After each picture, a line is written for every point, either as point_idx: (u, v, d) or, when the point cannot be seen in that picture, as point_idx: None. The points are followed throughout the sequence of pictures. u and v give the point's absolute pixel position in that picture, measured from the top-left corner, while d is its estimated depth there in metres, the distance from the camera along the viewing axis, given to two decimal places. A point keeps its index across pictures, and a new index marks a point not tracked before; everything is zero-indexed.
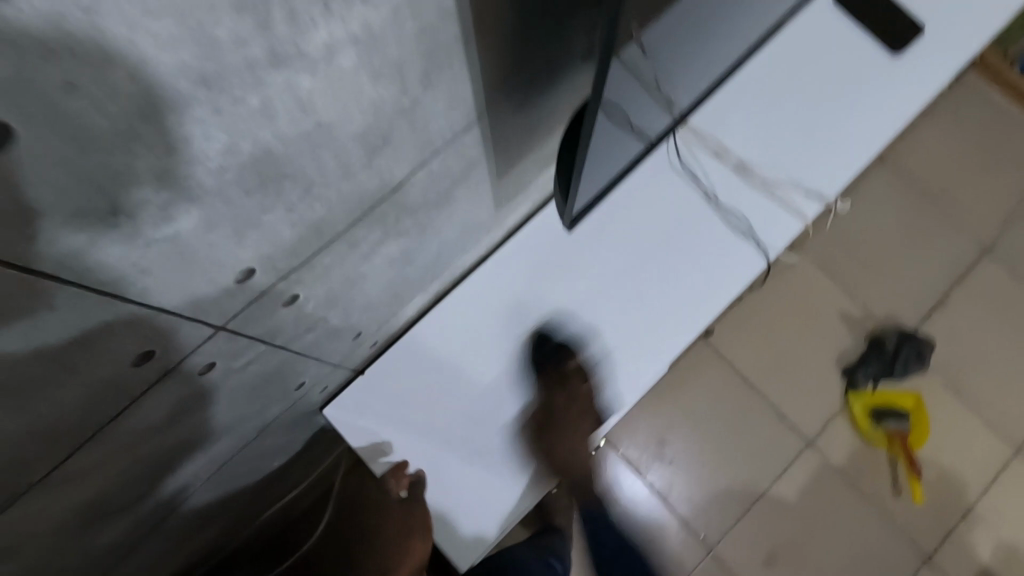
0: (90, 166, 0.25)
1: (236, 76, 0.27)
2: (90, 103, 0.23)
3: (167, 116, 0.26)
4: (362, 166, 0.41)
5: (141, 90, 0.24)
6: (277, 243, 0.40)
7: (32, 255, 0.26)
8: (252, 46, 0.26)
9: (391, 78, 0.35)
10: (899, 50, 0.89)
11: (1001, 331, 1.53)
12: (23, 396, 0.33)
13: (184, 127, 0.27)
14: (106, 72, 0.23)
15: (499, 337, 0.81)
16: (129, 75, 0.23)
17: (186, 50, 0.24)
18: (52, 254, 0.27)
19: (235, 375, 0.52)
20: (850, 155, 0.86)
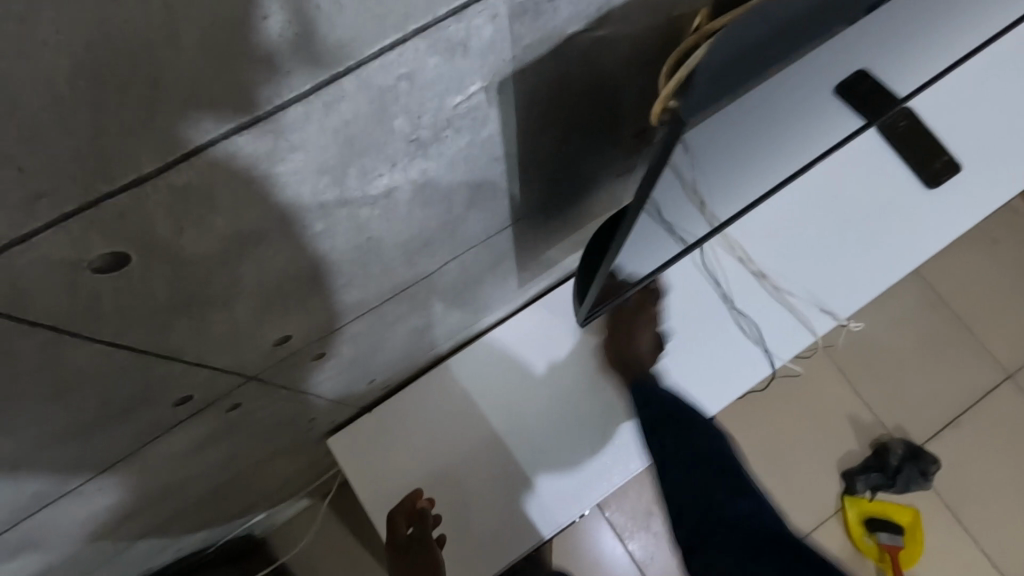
0: (180, 272, 0.31)
1: (308, 212, 0.33)
2: (192, 230, 0.29)
3: (248, 237, 0.32)
4: (400, 264, 0.46)
5: (233, 220, 0.30)
6: (319, 319, 0.46)
7: (121, 329, 0.32)
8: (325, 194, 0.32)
9: (441, 204, 0.41)
10: (933, 184, 0.92)
11: (1012, 462, 1.50)
12: (83, 430, 0.38)
13: (260, 243, 0.33)
14: (212, 209, 0.29)
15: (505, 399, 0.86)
16: (228, 212, 0.29)
17: (272, 197, 0.30)
18: (136, 328, 0.33)
19: (256, 413, 0.57)
20: (868, 278, 0.89)
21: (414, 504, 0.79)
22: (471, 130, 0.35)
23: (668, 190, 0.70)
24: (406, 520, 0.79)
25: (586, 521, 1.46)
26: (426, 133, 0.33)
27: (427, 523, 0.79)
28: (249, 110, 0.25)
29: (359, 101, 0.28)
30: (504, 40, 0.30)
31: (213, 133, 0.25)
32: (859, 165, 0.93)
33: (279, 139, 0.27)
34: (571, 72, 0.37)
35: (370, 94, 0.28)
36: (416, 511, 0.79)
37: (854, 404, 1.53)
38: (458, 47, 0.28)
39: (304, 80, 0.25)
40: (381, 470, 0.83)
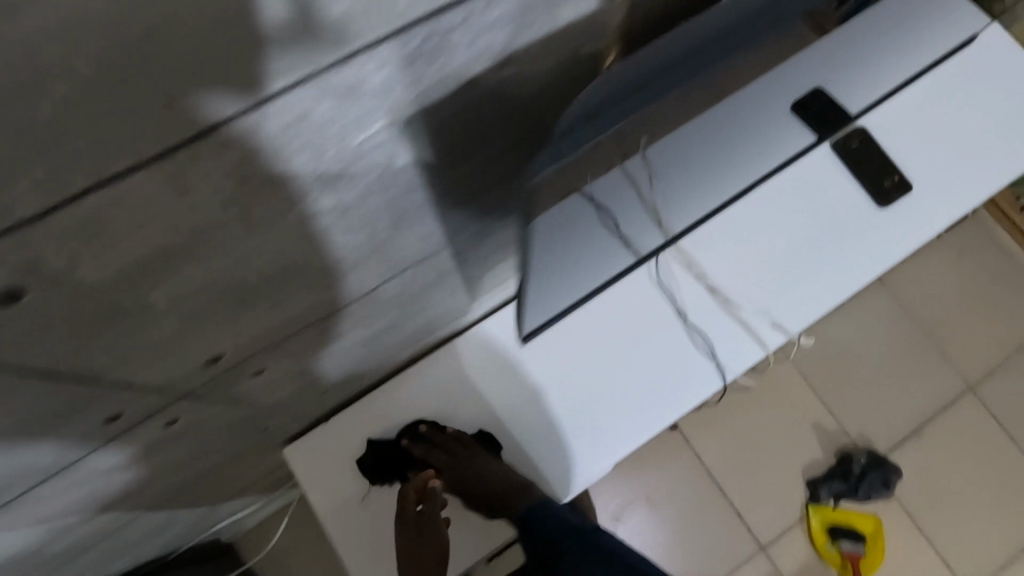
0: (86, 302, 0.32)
1: None
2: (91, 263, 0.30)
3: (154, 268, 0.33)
4: (328, 283, 0.47)
5: None
6: (247, 335, 0.47)
7: (26, 351, 0.33)
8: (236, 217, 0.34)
9: (359, 227, 0.42)
10: (884, 204, 0.94)
11: (973, 472, 1.53)
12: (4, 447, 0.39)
13: None
14: None
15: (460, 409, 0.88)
16: None
17: None
18: (44, 350, 0.34)
19: (197, 425, 0.58)
20: (818, 295, 0.92)
21: (425, 483, 0.77)
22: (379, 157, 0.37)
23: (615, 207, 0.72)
24: (416, 496, 0.78)
25: None
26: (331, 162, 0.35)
27: (438, 499, 0.77)
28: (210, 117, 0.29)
29: None
30: None
31: (179, 135, 0.29)
32: (813, 182, 0.95)
33: None
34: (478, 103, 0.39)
35: None
36: (428, 489, 0.78)
37: (820, 413, 1.56)
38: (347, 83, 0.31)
39: (225, 99, 0.29)
40: (337, 479, 0.84)
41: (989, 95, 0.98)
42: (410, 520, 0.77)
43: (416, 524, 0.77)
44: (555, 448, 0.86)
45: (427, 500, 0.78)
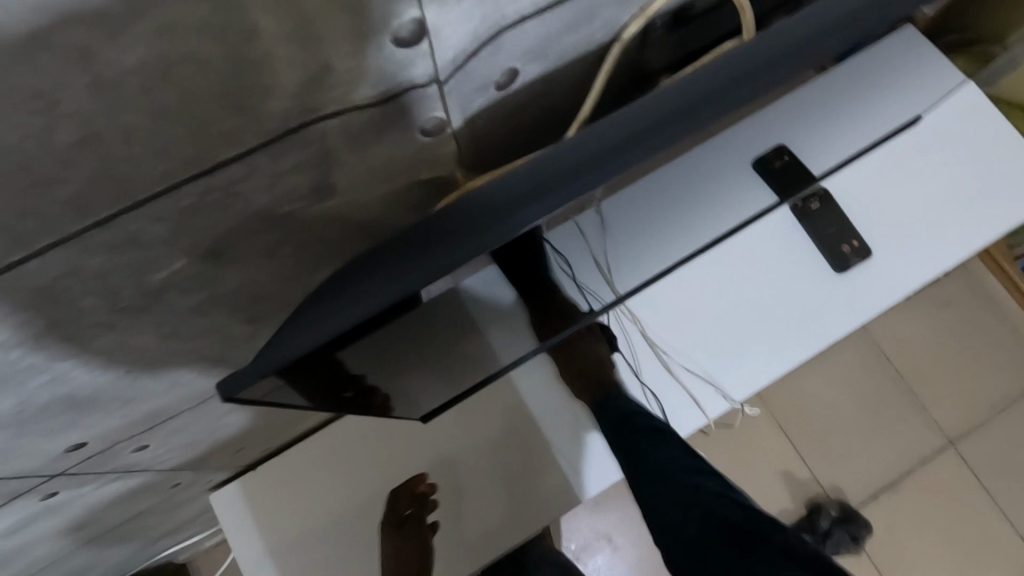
0: None
1: (22, 376, 0.32)
2: None
3: None
4: (195, 377, 0.46)
5: None
6: (109, 426, 0.46)
7: None
8: (37, 362, 0.32)
9: (210, 335, 0.41)
10: (842, 269, 0.91)
11: (949, 531, 1.48)
12: None
13: None
14: None
15: (394, 460, 0.87)
16: None
17: None
18: None
19: (85, 494, 0.57)
20: (769, 363, 0.88)
21: (416, 486, 0.84)
22: (209, 286, 0.36)
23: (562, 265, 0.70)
24: (406, 500, 0.84)
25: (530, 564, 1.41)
26: (146, 298, 0.33)
27: (428, 504, 0.85)
28: None
29: (19, 299, 0.27)
30: (191, 228, 0.30)
31: None
32: (774, 243, 0.92)
33: None
34: (321, 229, 0.37)
35: (28, 292, 0.27)
36: (417, 492, 0.84)
37: (792, 460, 1.52)
38: (132, 243, 0.28)
39: None
40: (265, 529, 0.84)
41: (953, 162, 0.95)
42: (398, 521, 0.83)
43: (406, 526, 0.83)
44: (497, 502, 0.87)
45: (416, 503, 0.84)
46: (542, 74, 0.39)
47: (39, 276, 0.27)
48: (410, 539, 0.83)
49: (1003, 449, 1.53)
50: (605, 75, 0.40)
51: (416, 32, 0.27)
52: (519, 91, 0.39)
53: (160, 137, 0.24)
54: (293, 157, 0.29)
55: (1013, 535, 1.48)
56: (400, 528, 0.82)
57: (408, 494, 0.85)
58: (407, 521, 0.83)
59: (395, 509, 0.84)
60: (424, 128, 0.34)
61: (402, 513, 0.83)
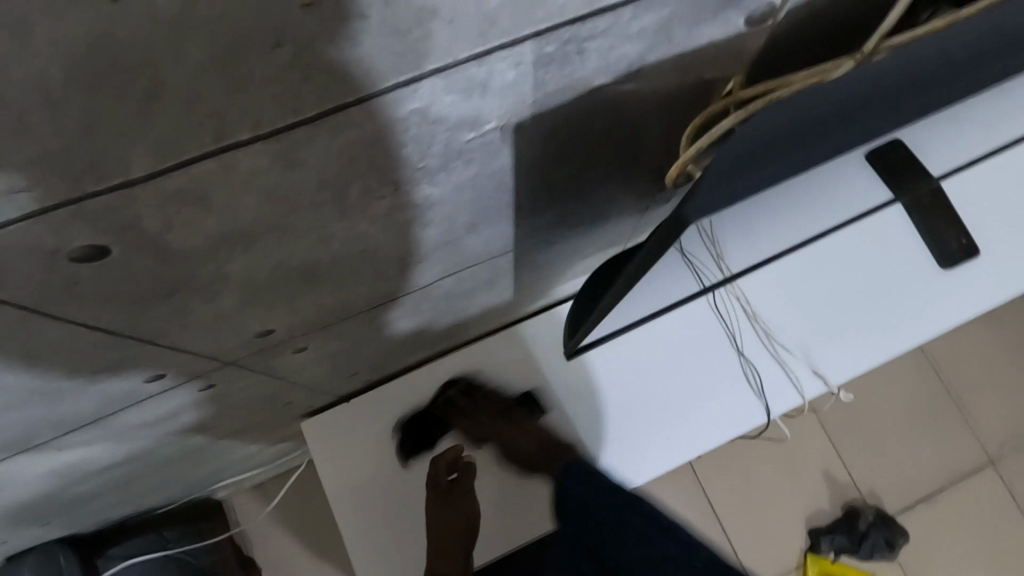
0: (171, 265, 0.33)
1: (302, 220, 0.34)
2: (186, 231, 0.31)
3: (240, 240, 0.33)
4: (392, 275, 0.47)
5: (225, 223, 0.32)
6: (301, 316, 0.46)
7: (81, 310, 0.32)
8: (330, 201, 0.34)
9: (435, 228, 0.43)
10: (947, 267, 0.90)
11: (981, 545, 1.49)
12: (75, 385, 0.40)
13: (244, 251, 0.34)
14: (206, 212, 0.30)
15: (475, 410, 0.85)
16: (221, 215, 0.31)
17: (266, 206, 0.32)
18: (96, 311, 0.33)
19: (227, 392, 0.57)
20: (867, 350, 0.88)
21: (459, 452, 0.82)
22: (480, 165, 0.37)
23: (695, 240, 0.68)
24: (447, 466, 0.81)
25: None
26: (430, 164, 0.35)
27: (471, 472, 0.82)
28: (357, 91, 0.27)
29: (374, 128, 0.30)
30: (526, 85, 0.32)
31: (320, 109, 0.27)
32: (884, 234, 0.91)
33: (281, 156, 0.29)
34: (591, 118, 0.38)
35: (384, 120, 0.30)
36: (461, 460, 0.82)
37: (834, 462, 1.52)
38: (473, 91, 0.30)
39: (392, 73, 0.27)
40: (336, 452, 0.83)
41: None
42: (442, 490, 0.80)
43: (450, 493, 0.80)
44: None
45: (460, 470, 0.82)
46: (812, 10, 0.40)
47: (405, 105, 0.29)
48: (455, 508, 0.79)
49: None
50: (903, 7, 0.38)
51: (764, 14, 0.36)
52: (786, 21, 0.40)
53: None
54: (642, 12, 0.30)
55: None
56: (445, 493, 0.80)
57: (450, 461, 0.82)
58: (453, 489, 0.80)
59: (437, 475, 0.81)
60: (750, 15, 0.35)
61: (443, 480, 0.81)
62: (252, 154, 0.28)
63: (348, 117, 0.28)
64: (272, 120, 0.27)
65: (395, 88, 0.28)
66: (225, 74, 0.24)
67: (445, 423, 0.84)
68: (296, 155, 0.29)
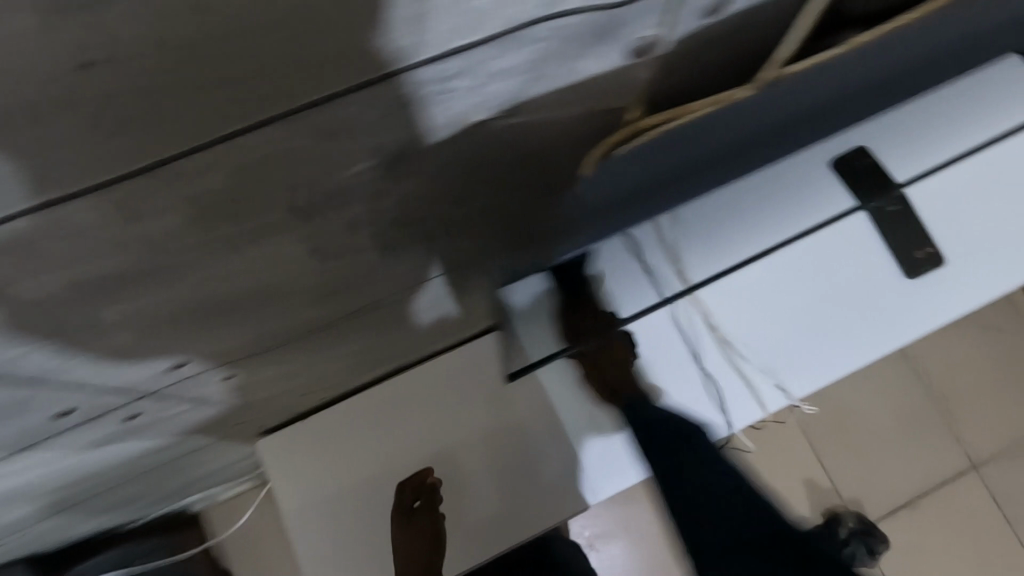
0: (41, 312, 0.32)
1: (183, 260, 0.34)
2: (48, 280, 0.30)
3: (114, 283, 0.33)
4: (306, 303, 0.48)
5: (91, 269, 0.31)
6: (214, 346, 0.46)
7: None
8: (210, 241, 0.34)
9: (338, 259, 0.43)
10: (913, 275, 0.88)
11: (964, 551, 1.48)
12: None
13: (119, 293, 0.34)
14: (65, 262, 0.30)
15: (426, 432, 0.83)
16: (85, 261, 0.31)
17: (133, 251, 0.32)
18: None
19: (157, 420, 0.56)
20: (831, 364, 0.86)
21: (423, 476, 0.80)
22: (369, 199, 0.38)
23: None
24: (412, 492, 0.80)
25: (574, 537, 1.44)
26: (309, 204, 0.35)
27: (436, 496, 0.80)
28: (192, 139, 0.27)
29: (224, 174, 0.30)
30: (385, 125, 0.32)
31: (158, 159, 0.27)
32: (849, 244, 0.88)
33: (129, 204, 0.29)
34: (482, 150, 0.39)
35: (235, 165, 0.29)
36: (427, 484, 0.80)
37: (815, 468, 1.51)
38: (329, 135, 0.31)
39: (225, 122, 0.27)
40: (289, 474, 0.82)
41: None
42: (407, 515, 0.79)
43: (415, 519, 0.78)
44: (512, 487, 0.83)
45: (425, 495, 0.80)
46: (698, 35, 0.41)
47: (255, 149, 0.29)
48: (422, 533, 0.79)
49: None
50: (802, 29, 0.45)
51: (642, 48, 0.36)
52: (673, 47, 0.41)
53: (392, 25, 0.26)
54: (508, 54, 0.31)
55: None
56: (410, 519, 0.78)
57: (415, 487, 0.80)
58: (417, 515, 0.79)
59: (402, 502, 0.79)
60: (627, 50, 0.36)
61: (409, 505, 0.79)
62: (95, 204, 0.28)
63: (192, 164, 0.28)
64: (107, 171, 0.27)
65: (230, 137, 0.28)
66: (45, 134, 0.24)
67: (398, 441, 0.83)
68: (148, 203, 0.29)
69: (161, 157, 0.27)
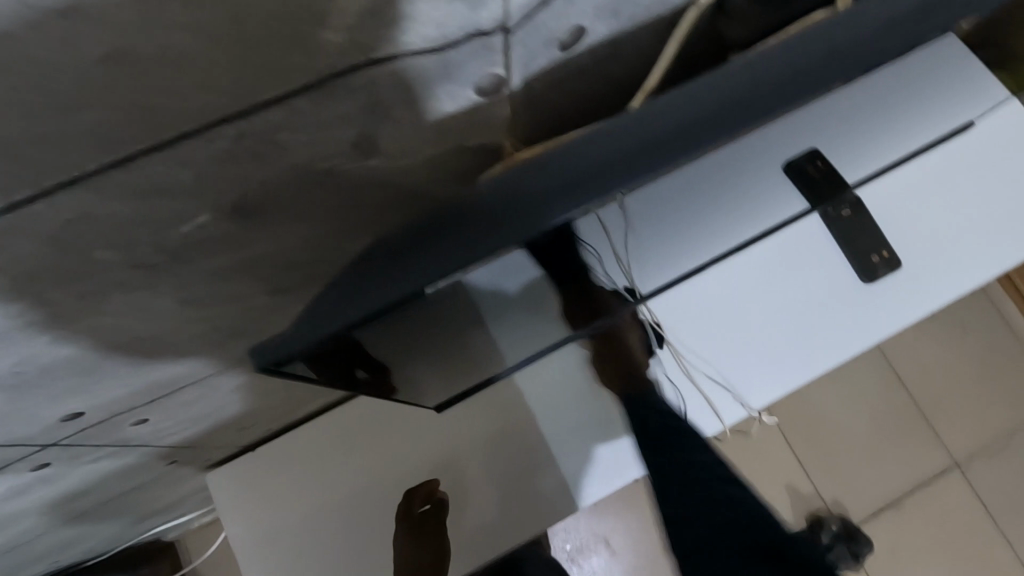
0: None
1: (43, 320, 0.34)
2: None
3: None
4: (206, 346, 0.48)
5: None
6: (112, 395, 0.46)
7: None
8: (61, 302, 0.34)
9: (226, 302, 0.44)
10: (872, 279, 0.85)
11: (950, 551, 1.46)
12: None
13: None
14: None
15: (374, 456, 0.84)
16: None
17: None
18: None
19: (75, 467, 0.56)
20: (790, 373, 0.84)
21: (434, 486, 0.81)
22: (229, 247, 0.38)
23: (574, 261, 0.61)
24: (422, 499, 0.80)
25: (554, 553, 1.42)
26: (169, 253, 0.36)
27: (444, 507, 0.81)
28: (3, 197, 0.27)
29: (52, 230, 0.30)
30: (226, 170, 0.32)
31: None
32: (809, 247, 0.85)
33: None
34: (339, 195, 0.40)
35: (61, 222, 0.29)
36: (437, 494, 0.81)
37: (794, 474, 1.49)
38: (160, 187, 0.31)
39: (37, 179, 0.27)
40: (249, 505, 0.83)
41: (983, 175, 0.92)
42: (415, 522, 0.79)
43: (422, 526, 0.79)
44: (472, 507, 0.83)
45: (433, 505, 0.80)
46: (553, 65, 0.42)
47: (76, 206, 0.29)
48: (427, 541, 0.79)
49: (1009, 474, 1.50)
50: (677, 42, 0.46)
51: (493, 85, 0.39)
52: (528, 80, 0.41)
53: (193, 79, 0.27)
54: (332, 105, 0.32)
55: (1016, 558, 1.47)
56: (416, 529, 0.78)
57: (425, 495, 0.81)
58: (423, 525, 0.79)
59: (411, 510, 0.79)
60: (477, 87, 0.38)
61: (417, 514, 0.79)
62: None
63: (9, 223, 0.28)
64: None
65: (39, 194, 0.28)
66: None
67: (348, 467, 0.84)
68: None
69: None
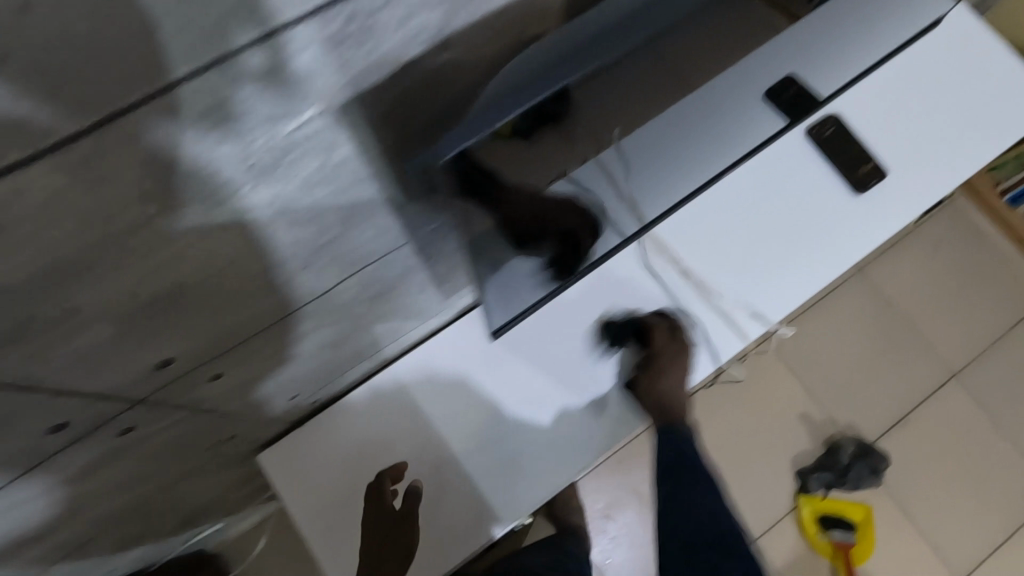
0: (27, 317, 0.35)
1: (158, 232, 0.37)
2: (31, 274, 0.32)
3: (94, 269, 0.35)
4: (280, 280, 0.51)
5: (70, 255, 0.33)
6: (198, 337, 0.49)
7: None
8: (174, 214, 0.37)
9: (305, 225, 0.47)
10: (861, 191, 0.93)
11: (959, 455, 1.54)
12: None
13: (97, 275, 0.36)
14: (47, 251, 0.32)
15: (427, 414, 0.85)
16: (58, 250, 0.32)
17: (108, 229, 0.34)
18: None
19: (154, 433, 0.59)
20: (798, 285, 0.90)
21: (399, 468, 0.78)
22: (316, 157, 0.41)
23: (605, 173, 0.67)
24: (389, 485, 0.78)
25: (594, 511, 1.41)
26: (268, 161, 0.38)
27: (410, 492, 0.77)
28: (152, 82, 0.28)
29: (187, 124, 0.31)
30: (331, 63, 0.35)
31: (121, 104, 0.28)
32: (794, 168, 0.94)
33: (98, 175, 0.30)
34: (410, 97, 0.43)
35: (197, 111, 0.31)
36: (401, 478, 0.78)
37: (806, 402, 1.56)
38: (279, 76, 0.33)
39: (180, 61, 0.28)
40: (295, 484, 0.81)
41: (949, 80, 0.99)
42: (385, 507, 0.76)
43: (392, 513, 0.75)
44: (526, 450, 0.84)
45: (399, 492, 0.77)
46: None
47: (208, 96, 0.31)
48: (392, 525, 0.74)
49: (1002, 376, 1.59)
50: None
51: None
52: None
53: None
54: None
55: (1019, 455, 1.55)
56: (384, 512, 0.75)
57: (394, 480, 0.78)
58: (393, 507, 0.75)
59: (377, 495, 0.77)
60: None
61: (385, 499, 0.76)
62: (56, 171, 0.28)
63: (152, 114, 0.30)
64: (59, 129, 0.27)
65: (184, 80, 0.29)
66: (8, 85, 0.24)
67: (397, 429, 0.84)
68: (114, 170, 0.31)
69: (119, 101, 0.28)
